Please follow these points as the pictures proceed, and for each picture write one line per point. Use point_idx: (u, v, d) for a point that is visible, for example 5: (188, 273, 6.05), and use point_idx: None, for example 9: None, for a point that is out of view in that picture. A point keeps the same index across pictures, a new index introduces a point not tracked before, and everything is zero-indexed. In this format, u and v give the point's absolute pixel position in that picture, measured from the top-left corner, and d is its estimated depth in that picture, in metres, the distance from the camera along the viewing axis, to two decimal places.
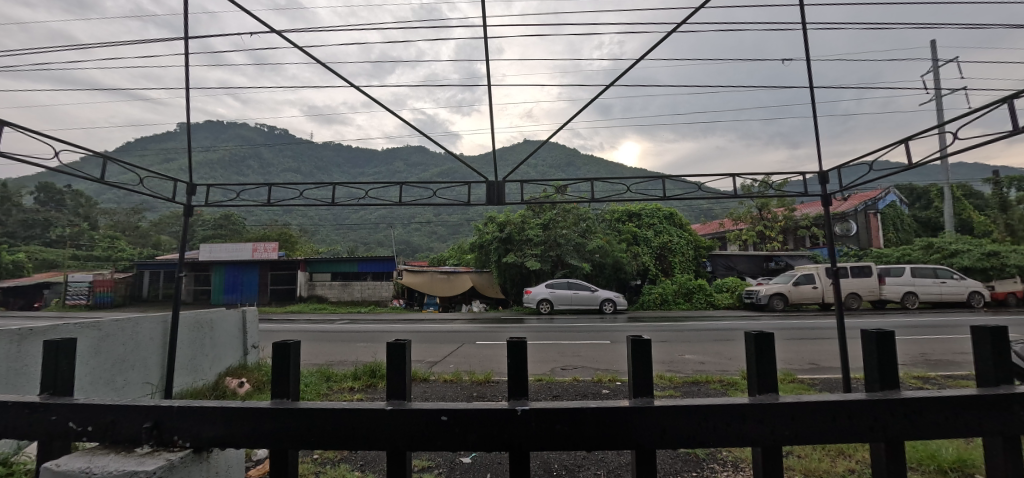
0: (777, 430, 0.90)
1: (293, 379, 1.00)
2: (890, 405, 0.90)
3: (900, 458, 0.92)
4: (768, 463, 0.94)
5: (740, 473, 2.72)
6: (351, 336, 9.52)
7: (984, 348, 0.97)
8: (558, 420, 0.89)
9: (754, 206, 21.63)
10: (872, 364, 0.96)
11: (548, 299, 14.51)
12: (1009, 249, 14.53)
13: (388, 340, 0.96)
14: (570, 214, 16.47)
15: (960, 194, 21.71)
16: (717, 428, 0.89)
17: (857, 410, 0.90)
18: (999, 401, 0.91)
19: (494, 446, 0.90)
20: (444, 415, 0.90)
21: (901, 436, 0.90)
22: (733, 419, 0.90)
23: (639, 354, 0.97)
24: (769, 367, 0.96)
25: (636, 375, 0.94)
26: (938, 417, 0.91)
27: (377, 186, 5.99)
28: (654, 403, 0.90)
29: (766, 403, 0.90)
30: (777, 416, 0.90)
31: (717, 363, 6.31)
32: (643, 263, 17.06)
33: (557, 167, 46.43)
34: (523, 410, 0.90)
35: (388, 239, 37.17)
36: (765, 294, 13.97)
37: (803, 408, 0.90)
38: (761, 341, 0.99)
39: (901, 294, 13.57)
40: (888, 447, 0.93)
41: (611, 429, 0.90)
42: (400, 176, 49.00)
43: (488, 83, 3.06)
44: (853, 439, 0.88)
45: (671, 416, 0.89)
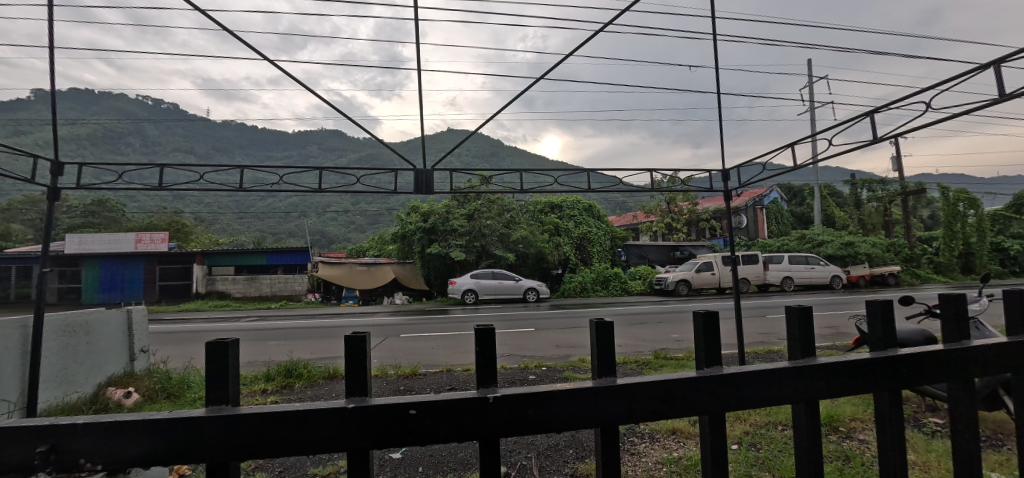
0: (722, 397, 0.98)
1: (232, 381, 0.86)
2: (808, 369, 1.02)
3: (816, 416, 1.05)
4: (715, 433, 1.01)
5: (655, 444, 2.97)
6: (262, 334, 8.74)
7: (874, 316, 1.13)
8: (528, 405, 0.89)
9: (663, 200, 23.42)
10: (795, 334, 1.06)
11: (472, 289, 14.50)
12: (860, 240, 17.30)
13: (347, 333, 0.88)
14: (495, 205, 16.61)
15: (826, 192, 25.47)
16: (672, 401, 0.95)
17: (786, 374, 1.01)
18: (887, 362, 1.07)
19: (464, 436, 0.87)
20: (412, 409, 0.85)
21: (818, 395, 1.03)
22: (684, 393, 0.96)
23: (602, 335, 0.98)
24: (715, 341, 1.03)
25: (599, 357, 0.96)
26: (845, 381, 1.05)
27: (292, 169, 5.47)
28: (616, 384, 0.93)
29: (711, 374, 0.97)
30: (722, 384, 0.97)
31: (632, 344, 6.77)
32: (564, 253, 17.80)
33: (481, 157, 46.52)
34: (494, 396, 0.88)
35: (301, 229, 34.72)
36: (672, 281, 15.19)
37: (741, 377, 0.98)
38: (709, 318, 1.05)
39: (780, 279, 15.56)
40: (809, 406, 1.05)
41: (575, 408, 0.91)
42: (316, 160, 45.97)
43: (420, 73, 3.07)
44: (780, 400, 1.00)
45: (626, 394, 0.92)
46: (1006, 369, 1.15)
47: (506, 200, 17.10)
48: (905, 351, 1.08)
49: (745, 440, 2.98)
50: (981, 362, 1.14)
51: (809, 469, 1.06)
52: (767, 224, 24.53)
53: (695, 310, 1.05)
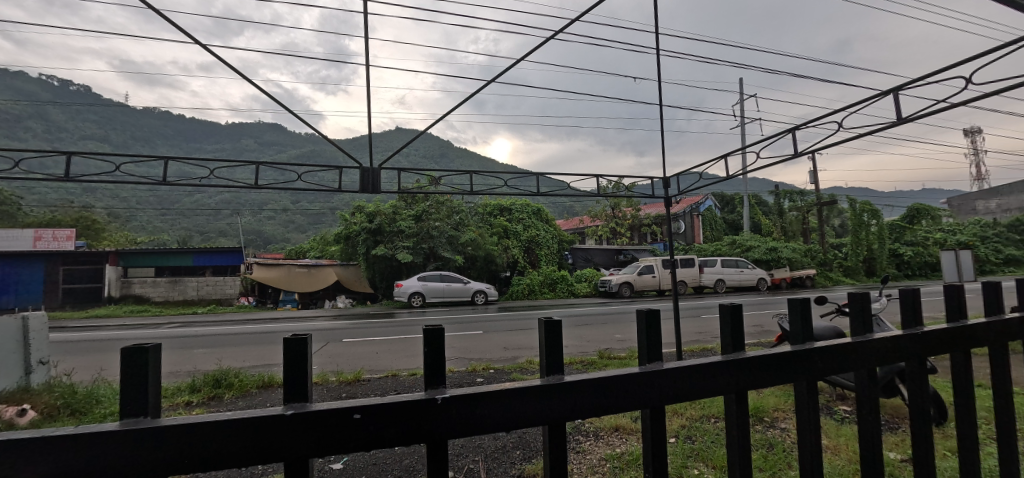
0: (661, 391, 1.02)
1: (153, 394, 0.78)
2: (736, 363, 1.09)
3: (745, 407, 1.12)
4: (656, 426, 1.04)
5: (599, 442, 3.05)
6: (187, 341, 8.04)
7: (795, 313, 1.23)
8: (477, 404, 0.88)
9: (608, 205, 24.25)
10: (727, 331, 1.12)
11: (419, 292, 14.23)
12: (783, 245, 18.84)
13: (286, 337, 0.83)
14: (443, 206, 16.44)
15: (753, 201, 27.53)
16: (615, 397, 0.98)
17: (718, 369, 1.07)
18: (805, 354, 1.17)
19: (411, 439, 0.85)
20: (356, 413, 0.81)
21: (745, 386, 1.10)
22: (627, 388, 0.99)
23: (550, 332, 0.99)
24: (655, 338, 1.06)
25: (549, 354, 0.96)
26: (769, 372, 1.13)
27: (225, 162, 5.12)
28: (563, 381, 0.94)
29: (651, 370, 1.00)
30: (660, 379, 1.01)
31: (578, 345, 6.94)
32: (513, 256, 17.92)
33: (430, 158, 45.84)
34: (443, 397, 0.86)
35: (234, 228, 32.45)
36: (616, 283, 15.75)
37: (677, 372, 1.03)
38: (650, 316, 1.09)
39: (714, 281, 16.57)
40: (738, 399, 1.12)
41: (523, 406, 0.91)
42: (251, 155, 43.19)
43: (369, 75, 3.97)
44: (712, 393, 1.06)
45: (571, 392, 0.94)
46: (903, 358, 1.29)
47: (455, 202, 16.98)
48: (820, 344, 1.19)
49: (681, 433, 3.14)
50: (880, 353, 1.27)
51: (738, 457, 1.12)
52: (702, 230, 26.10)
53: (638, 308, 1.08)
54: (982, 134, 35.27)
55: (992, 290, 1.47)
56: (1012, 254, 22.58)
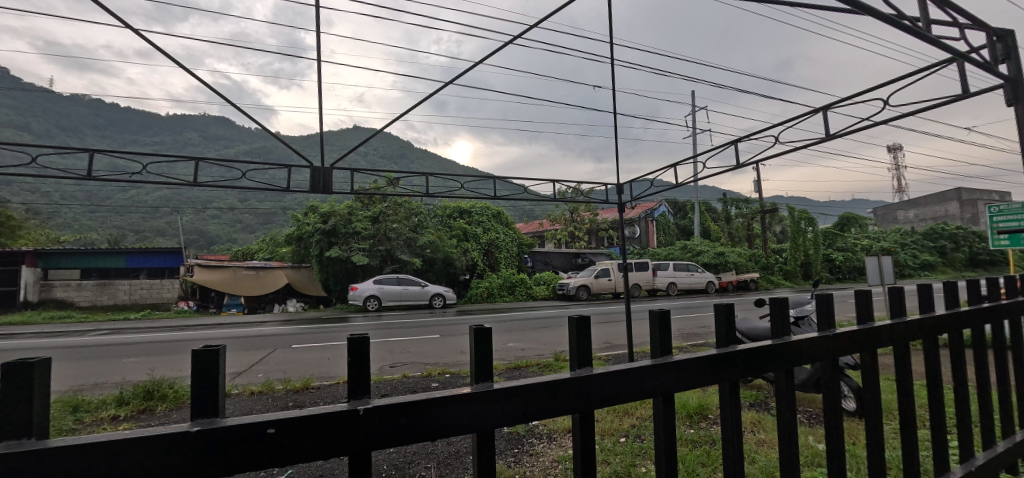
0: (590, 396, 1.02)
1: (37, 410, 0.66)
2: (661, 366, 1.11)
3: (669, 409, 1.14)
4: (584, 431, 1.04)
5: (552, 444, 3.09)
6: (116, 350, 7.42)
7: (720, 318, 1.26)
8: (402, 414, 0.83)
9: (567, 209, 24.67)
10: (655, 336, 1.15)
11: (375, 295, 13.87)
12: (729, 250, 19.84)
13: (197, 348, 0.74)
14: (401, 208, 16.15)
15: (703, 208, 28.86)
16: (543, 404, 0.97)
17: (645, 373, 1.09)
18: (729, 358, 1.20)
19: (334, 452, 0.79)
20: (270, 428, 0.75)
21: (670, 388, 1.12)
22: (557, 396, 0.98)
23: (481, 340, 0.97)
24: (585, 345, 1.06)
25: (479, 362, 0.93)
26: (694, 374, 1.16)
27: (162, 157, 4.79)
28: (493, 388, 0.92)
29: (581, 375, 1.01)
30: (588, 385, 1.01)
31: (534, 348, 7.00)
32: (472, 258, 17.83)
33: (389, 158, 44.92)
34: (366, 408, 0.80)
35: (173, 227, 30.37)
36: (574, 286, 16.02)
37: (605, 377, 1.03)
38: (580, 323, 1.08)
39: (666, 284, 17.20)
40: (664, 401, 1.13)
41: (452, 415, 0.87)
42: (195, 150, 40.68)
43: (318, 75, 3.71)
44: (636, 396, 1.07)
45: (500, 398, 0.92)
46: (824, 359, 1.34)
47: (413, 203, 16.71)
48: (744, 346, 1.24)
49: (631, 432, 3.23)
50: (802, 354, 1.31)
51: (665, 462, 1.12)
52: (656, 235, 27.04)
53: (570, 316, 1.08)
54: (902, 151, 38.75)
55: (896, 294, 1.54)
56: (926, 260, 24.90)
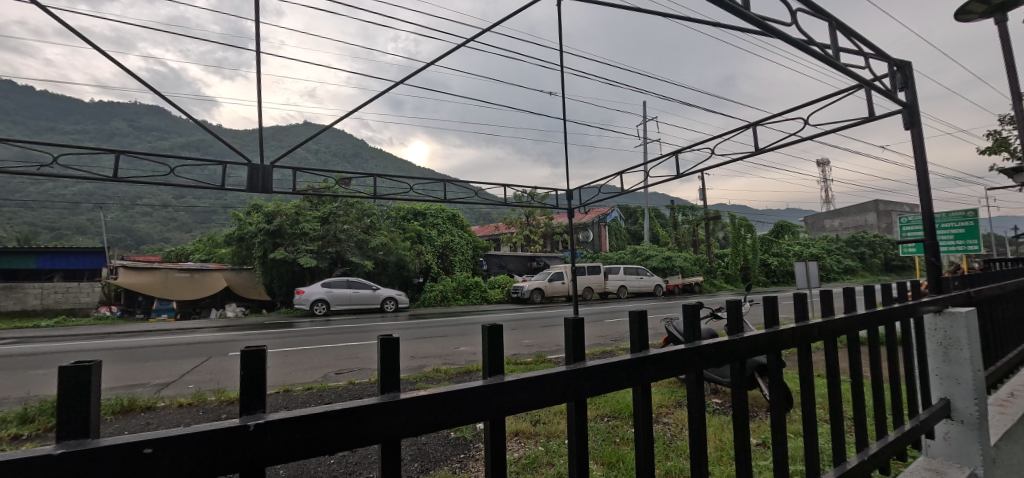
0: (506, 403, 0.83)
1: None
2: (579, 371, 0.93)
3: (582, 414, 0.95)
4: (495, 443, 0.85)
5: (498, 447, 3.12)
6: (20, 361, 6.66)
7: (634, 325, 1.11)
8: (299, 426, 0.66)
9: (523, 213, 24.90)
10: (567, 335, 0.97)
11: (324, 299, 13.31)
12: (676, 255, 20.77)
13: (65, 365, 0.58)
14: (353, 209, 15.67)
15: (653, 214, 30.03)
16: (451, 411, 0.78)
17: (563, 378, 0.90)
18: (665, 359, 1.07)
19: (220, 472, 0.62)
20: (147, 447, 0.57)
21: (587, 393, 0.94)
22: (463, 402, 0.79)
23: (389, 349, 0.81)
24: (497, 349, 0.89)
25: (387, 369, 0.77)
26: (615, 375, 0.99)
27: (78, 149, 4.41)
28: (400, 397, 0.74)
29: (494, 382, 0.82)
30: (507, 392, 0.83)
31: None
32: (426, 261, 17.57)
33: (341, 156, 43.48)
34: (257, 423, 0.64)
35: (96, 225, 27.78)
36: (528, 289, 16.15)
37: (521, 382, 0.85)
38: (492, 330, 0.92)
39: (617, 287, 17.73)
40: (577, 406, 0.95)
41: (353, 427, 0.70)
42: (123, 141, 37.49)
43: (256, 69, 4.04)
44: (548, 402, 0.88)
45: (406, 407, 0.73)
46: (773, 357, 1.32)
47: (366, 204, 16.25)
48: (706, 344, 1.16)
49: None
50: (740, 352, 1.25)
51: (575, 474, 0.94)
52: (608, 240, 27.82)
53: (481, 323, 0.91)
54: (828, 167, 42.35)
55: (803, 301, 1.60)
56: (848, 265, 27.26)
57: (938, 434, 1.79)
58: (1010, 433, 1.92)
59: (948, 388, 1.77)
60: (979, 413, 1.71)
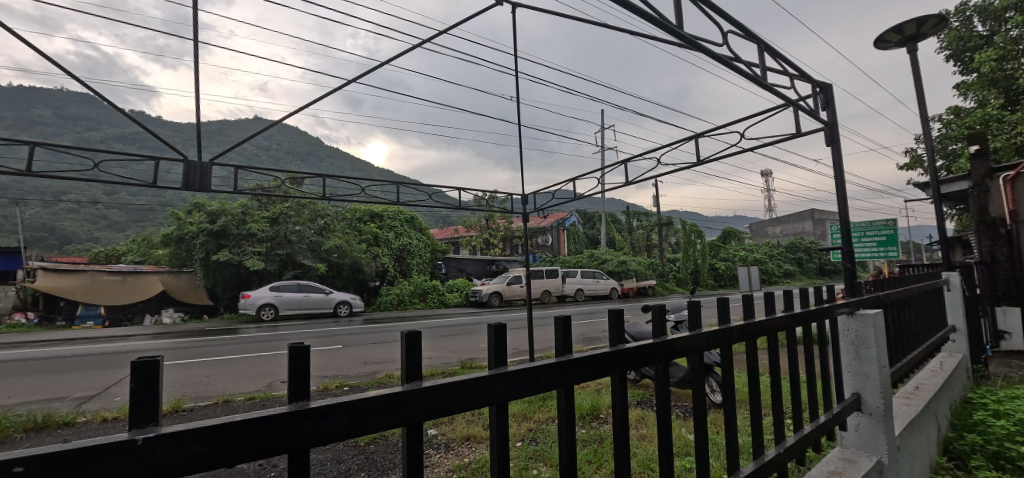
0: (425, 411, 0.80)
1: None
2: (504, 375, 0.89)
3: (505, 421, 0.90)
4: (412, 452, 0.80)
5: (448, 451, 3.11)
6: None
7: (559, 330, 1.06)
8: (200, 439, 0.62)
9: (482, 216, 24.90)
10: (492, 341, 0.94)
11: (272, 304, 12.70)
12: (631, 260, 21.44)
13: None
14: (306, 209, 15.12)
15: (609, 219, 30.85)
16: (366, 418, 0.73)
17: (492, 384, 0.87)
18: (594, 359, 1.06)
19: None
20: (15, 466, 0.50)
21: (513, 397, 0.90)
22: (378, 410, 0.75)
23: (298, 354, 0.76)
24: (416, 353, 0.85)
25: (296, 377, 0.72)
26: (543, 378, 0.96)
27: None
28: (311, 406, 0.70)
29: (413, 387, 0.78)
30: (426, 397, 0.80)
31: (441, 356, 6.92)
32: (382, 264, 17.17)
33: (294, 154, 41.82)
34: (148, 437, 0.59)
35: (11, 221, 25.21)
36: (486, 293, 16.15)
37: (444, 387, 0.81)
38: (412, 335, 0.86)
39: (574, 290, 18.06)
40: (498, 412, 0.90)
41: (262, 440, 0.66)
42: (46, 131, 34.32)
43: (196, 60, 3.98)
44: (473, 407, 0.84)
45: (316, 415, 0.69)
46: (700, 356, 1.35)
47: (319, 205, 15.71)
48: (629, 346, 1.15)
49: (527, 436, 3.34)
50: (676, 352, 1.28)
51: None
52: (567, 244, 28.29)
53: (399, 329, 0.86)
54: (770, 177, 45.11)
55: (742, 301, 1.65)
56: (787, 270, 29.15)
57: (850, 426, 1.93)
58: (912, 423, 2.12)
59: (859, 383, 1.94)
60: (885, 406, 1.88)
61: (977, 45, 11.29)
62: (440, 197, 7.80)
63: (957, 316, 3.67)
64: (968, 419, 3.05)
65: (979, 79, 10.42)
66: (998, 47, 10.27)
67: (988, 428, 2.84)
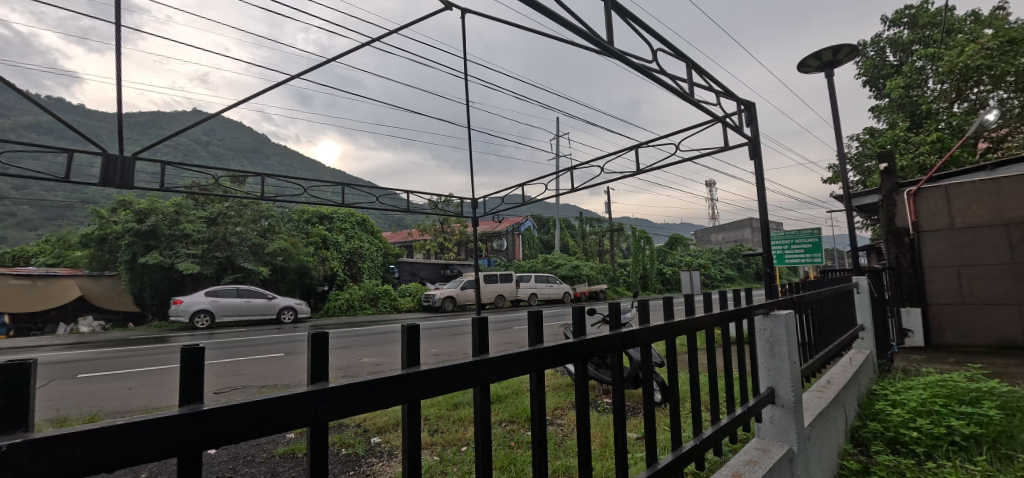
0: (335, 410, 0.78)
1: None
2: (420, 375, 0.89)
3: (418, 419, 0.91)
4: (318, 453, 0.79)
5: (391, 459, 3.06)
6: None
7: (478, 331, 1.08)
8: (76, 445, 0.55)
9: (437, 220, 24.63)
10: (406, 341, 0.94)
11: (207, 310, 11.90)
12: (584, 265, 21.92)
13: None
14: (248, 210, 14.37)
15: (563, 224, 31.46)
16: (271, 418, 0.70)
17: (407, 383, 0.87)
18: (513, 357, 1.08)
19: None
20: None
21: (428, 396, 0.90)
22: (284, 410, 0.72)
23: (193, 359, 0.72)
24: (325, 356, 0.83)
25: (189, 379, 0.67)
26: (461, 377, 0.97)
27: None
28: (206, 408, 0.66)
29: (321, 388, 0.76)
30: (334, 396, 0.78)
31: (390, 362, 6.79)
32: (331, 268, 16.52)
33: (237, 151, 39.60)
34: (11, 443, 0.51)
35: None
36: (440, 297, 15.95)
37: (356, 387, 0.80)
38: (321, 339, 0.85)
39: (528, 295, 18.22)
40: (411, 410, 0.90)
41: (151, 444, 0.61)
42: None
43: (117, 48, 3.83)
44: (384, 406, 0.83)
45: (214, 418, 0.66)
46: (623, 354, 1.41)
47: (264, 206, 14.98)
48: (548, 346, 1.18)
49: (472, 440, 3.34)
50: (600, 350, 1.33)
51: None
52: (521, 249, 28.52)
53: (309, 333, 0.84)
54: (713, 188, 47.78)
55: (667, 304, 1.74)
56: (728, 275, 30.90)
57: (766, 418, 2.08)
58: (821, 413, 2.32)
59: (773, 378, 2.10)
60: (794, 398, 2.05)
61: (889, 73, 12.55)
62: (389, 197, 7.70)
63: (865, 316, 4.06)
64: (870, 408, 3.37)
65: (890, 103, 11.59)
66: (905, 76, 11.48)
67: (888, 416, 3.16)
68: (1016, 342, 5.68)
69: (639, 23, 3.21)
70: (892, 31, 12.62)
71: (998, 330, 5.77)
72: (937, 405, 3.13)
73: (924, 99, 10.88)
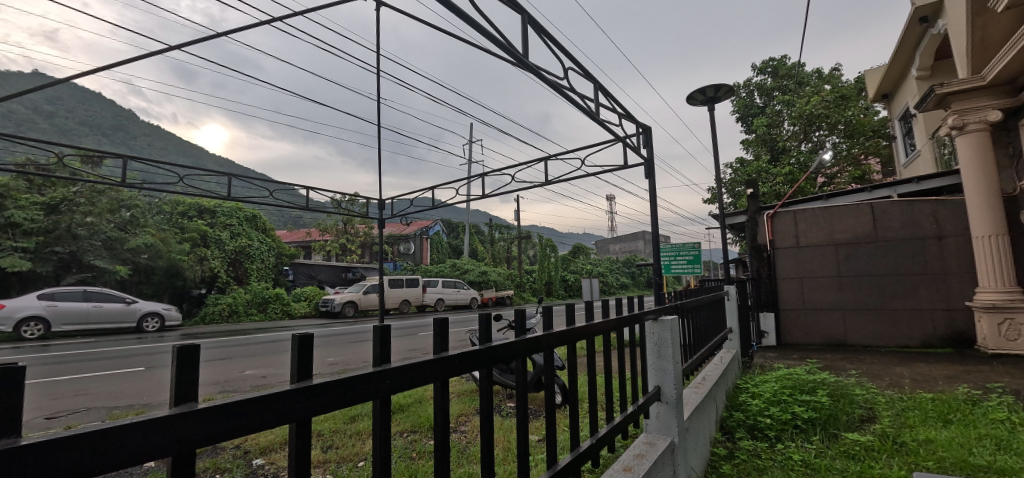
0: (208, 432, 0.69)
1: None
2: (312, 388, 0.82)
3: (308, 438, 0.83)
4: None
5: None
6: None
7: (380, 340, 1.02)
8: None
9: (339, 220, 23.21)
10: (296, 350, 0.86)
11: (40, 317, 9.81)
12: (491, 271, 22.22)
13: None
14: (104, 198, 12.21)
15: (473, 230, 31.58)
16: (127, 445, 0.60)
17: (298, 399, 0.80)
18: (416, 363, 1.04)
19: None
20: None
21: (318, 412, 0.83)
22: (143, 436, 0.62)
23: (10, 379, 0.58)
24: (195, 373, 0.72)
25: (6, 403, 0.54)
26: (359, 387, 0.91)
27: None
28: (28, 441, 0.53)
29: (188, 408, 0.66)
30: (206, 416, 0.68)
31: (277, 373, 6.19)
32: (211, 268, 14.68)
33: (93, 128, 33.63)
34: None
35: None
36: (339, 302, 14.99)
37: (236, 404, 0.71)
38: (191, 350, 0.74)
39: (435, 300, 17.93)
40: (301, 428, 0.83)
41: None
42: None
43: None
44: (268, 424, 0.75)
45: (42, 453, 0.54)
46: (526, 359, 1.43)
47: (127, 194, 12.85)
48: (452, 353, 1.15)
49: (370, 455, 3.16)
50: (504, 356, 1.33)
51: None
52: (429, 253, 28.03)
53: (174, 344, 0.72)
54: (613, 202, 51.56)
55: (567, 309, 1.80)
56: (623, 282, 33.42)
57: (653, 414, 2.26)
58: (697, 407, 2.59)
59: (660, 377, 2.30)
60: (676, 394, 2.26)
61: (755, 113, 14.63)
62: (288, 193, 7.05)
63: (733, 320, 4.62)
64: (735, 400, 3.84)
65: (756, 138, 13.48)
66: (768, 116, 13.45)
67: (748, 406, 3.64)
68: (839, 340, 6.90)
69: (552, 41, 3.35)
70: (760, 77, 14.71)
71: (827, 330, 6.97)
72: (785, 395, 3.68)
73: (781, 137, 12.82)
